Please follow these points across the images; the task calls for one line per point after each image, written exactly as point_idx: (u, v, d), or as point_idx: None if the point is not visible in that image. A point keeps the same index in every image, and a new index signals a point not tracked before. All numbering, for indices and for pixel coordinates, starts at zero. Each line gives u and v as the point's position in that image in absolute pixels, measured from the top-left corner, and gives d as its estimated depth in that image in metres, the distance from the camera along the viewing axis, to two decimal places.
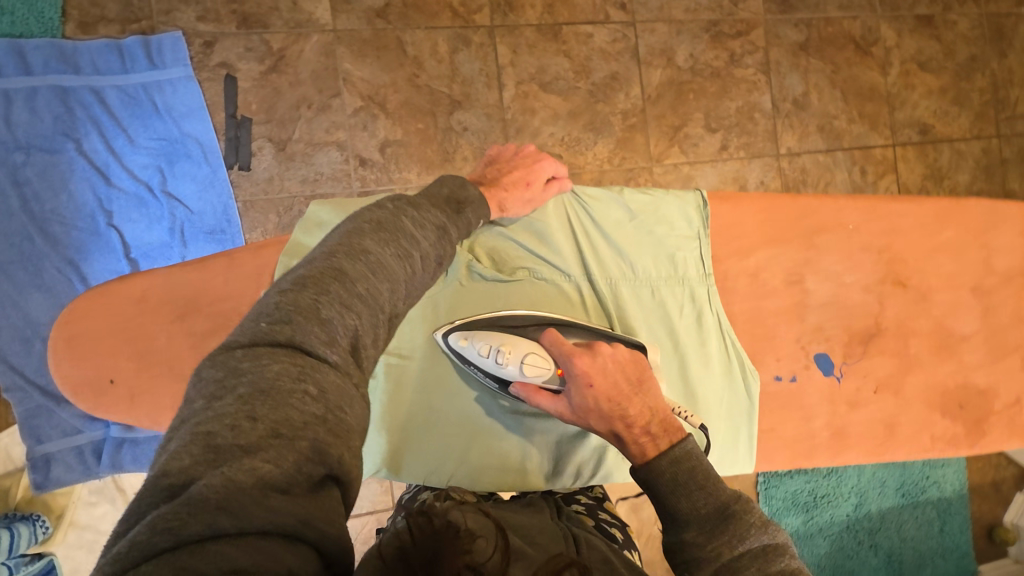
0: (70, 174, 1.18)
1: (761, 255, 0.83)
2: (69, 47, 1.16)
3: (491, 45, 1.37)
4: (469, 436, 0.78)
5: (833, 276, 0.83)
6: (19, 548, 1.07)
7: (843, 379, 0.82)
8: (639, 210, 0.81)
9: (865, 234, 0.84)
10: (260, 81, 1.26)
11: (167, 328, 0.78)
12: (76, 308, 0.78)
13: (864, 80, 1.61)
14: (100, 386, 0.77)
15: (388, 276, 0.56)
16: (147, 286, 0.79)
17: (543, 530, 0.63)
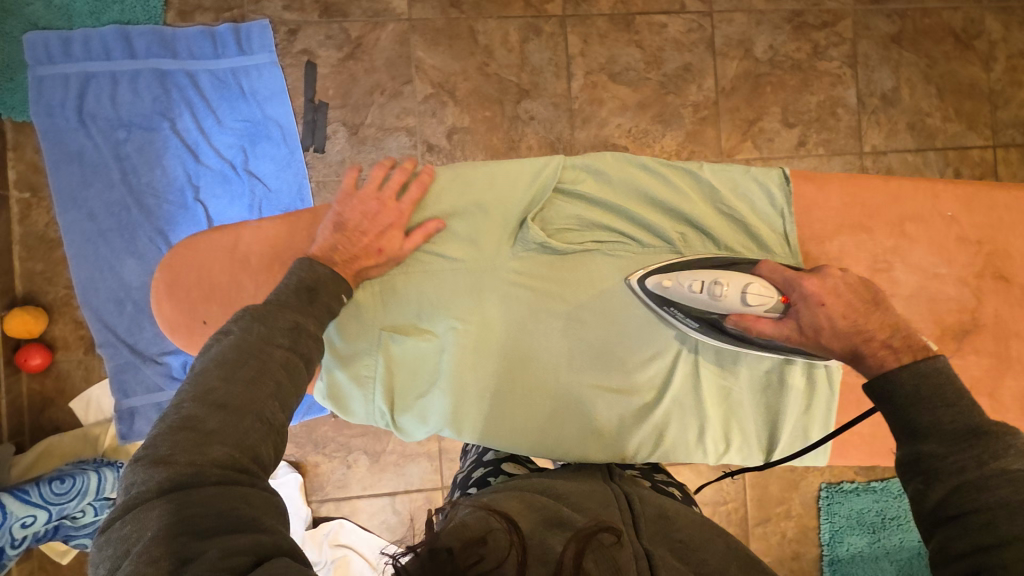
0: (165, 151, 1.27)
1: (844, 240, 0.77)
2: (169, 34, 1.25)
3: (561, 35, 1.37)
4: (537, 405, 0.78)
5: (924, 267, 0.77)
6: (104, 492, 1.15)
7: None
8: (720, 185, 0.78)
9: (965, 224, 0.78)
10: (338, 67, 1.31)
11: (254, 279, 0.76)
12: (172, 257, 0.78)
13: (962, 75, 1.49)
14: (193, 333, 0.76)
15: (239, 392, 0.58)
16: (238, 237, 0.78)
17: (592, 495, 0.70)
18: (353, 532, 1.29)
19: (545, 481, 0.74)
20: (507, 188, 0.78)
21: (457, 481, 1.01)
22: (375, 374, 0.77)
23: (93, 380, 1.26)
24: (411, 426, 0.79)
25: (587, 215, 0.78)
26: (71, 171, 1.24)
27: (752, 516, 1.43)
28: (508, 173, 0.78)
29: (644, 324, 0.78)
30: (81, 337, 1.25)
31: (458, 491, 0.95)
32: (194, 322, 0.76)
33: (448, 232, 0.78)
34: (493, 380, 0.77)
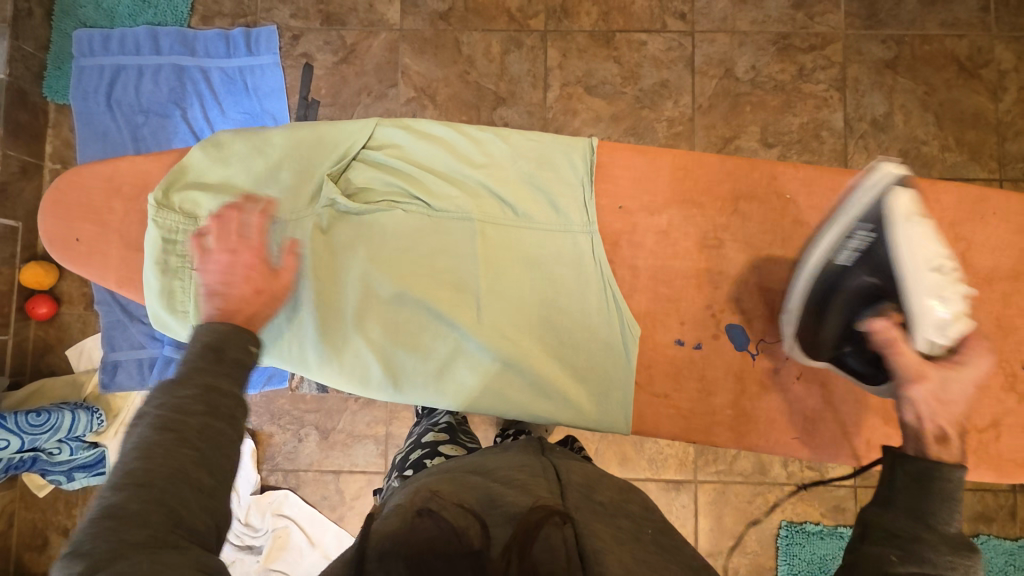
0: (174, 135, 1.42)
1: (673, 214, 0.85)
2: (190, 35, 1.43)
3: (541, 48, 1.44)
4: (350, 345, 0.81)
5: (754, 247, 0.84)
6: (75, 432, 1.27)
7: (758, 358, 0.83)
8: (521, 152, 0.85)
9: (802, 206, 0.83)
10: (332, 70, 1.44)
11: (124, 204, 0.85)
12: (59, 180, 0.86)
13: (967, 104, 1.42)
14: (68, 245, 0.83)
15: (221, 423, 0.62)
16: (116, 167, 0.86)
17: (523, 468, 0.70)
18: (296, 505, 1.35)
19: (479, 460, 0.75)
20: (324, 147, 0.84)
21: (394, 462, 1.04)
22: (187, 305, 0.80)
23: (88, 333, 1.41)
24: None
25: (396, 176, 0.85)
26: (94, 148, 1.41)
27: (701, 545, 1.36)
28: (323, 135, 0.85)
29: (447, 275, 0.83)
30: (83, 294, 1.41)
31: (394, 474, 0.98)
32: (66, 236, 0.84)
33: (269, 181, 0.83)
34: (302, 320, 0.81)
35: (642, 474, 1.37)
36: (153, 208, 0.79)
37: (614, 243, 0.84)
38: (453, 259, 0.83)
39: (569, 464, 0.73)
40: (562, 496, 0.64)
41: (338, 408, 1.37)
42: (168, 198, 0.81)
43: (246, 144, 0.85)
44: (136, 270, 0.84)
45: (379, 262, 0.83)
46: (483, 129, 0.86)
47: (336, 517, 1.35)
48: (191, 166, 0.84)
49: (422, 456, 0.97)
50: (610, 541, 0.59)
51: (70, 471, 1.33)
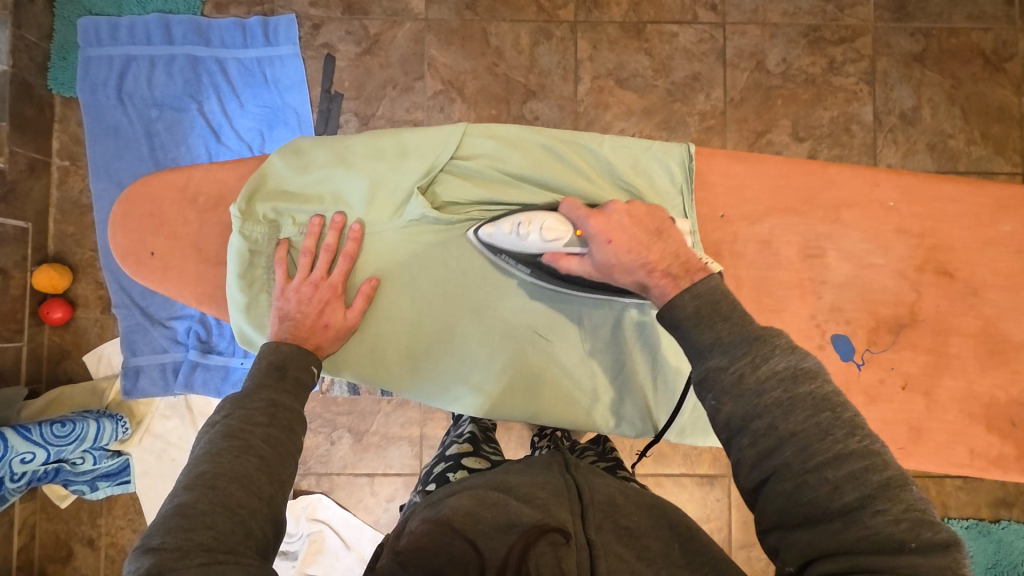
0: (190, 130, 1.36)
1: (775, 222, 0.80)
2: (204, 23, 1.36)
3: (572, 40, 1.40)
4: (439, 359, 0.82)
5: (860, 256, 0.80)
6: (100, 441, 1.23)
7: (864, 368, 0.79)
8: (617, 162, 0.81)
9: (905, 214, 0.79)
10: (355, 61, 1.39)
11: (201, 217, 0.81)
12: (128, 192, 0.82)
13: (992, 98, 1.43)
14: (138, 260, 0.80)
15: (275, 442, 0.65)
16: (189, 177, 0.82)
17: (544, 487, 0.68)
18: (330, 508, 1.33)
19: (500, 476, 0.71)
20: (410, 156, 0.80)
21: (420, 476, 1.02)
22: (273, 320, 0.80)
23: (106, 338, 1.35)
24: None
25: (483, 187, 0.81)
26: (105, 144, 1.35)
27: (736, 537, 1.37)
28: (407, 142, 0.81)
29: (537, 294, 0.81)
30: (100, 297, 1.35)
31: (419, 489, 0.96)
32: (138, 250, 0.81)
33: (352, 194, 0.80)
34: (390, 338, 0.81)
35: (678, 469, 1.38)
36: (238, 221, 0.77)
37: (716, 254, 0.80)
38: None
39: (600, 481, 0.70)
40: (586, 519, 0.64)
41: (371, 410, 1.35)
42: (251, 209, 0.78)
43: (328, 151, 0.81)
44: (216, 287, 0.82)
45: (467, 278, 0.81)
46: (577, 137, 0.82)
47: (371, 521, 1.33)
48: (271, 174, 0.80)
49: (446, 470, 0.94)
50: (630, 562, 0.61)
51: (93, 480, 1.29)
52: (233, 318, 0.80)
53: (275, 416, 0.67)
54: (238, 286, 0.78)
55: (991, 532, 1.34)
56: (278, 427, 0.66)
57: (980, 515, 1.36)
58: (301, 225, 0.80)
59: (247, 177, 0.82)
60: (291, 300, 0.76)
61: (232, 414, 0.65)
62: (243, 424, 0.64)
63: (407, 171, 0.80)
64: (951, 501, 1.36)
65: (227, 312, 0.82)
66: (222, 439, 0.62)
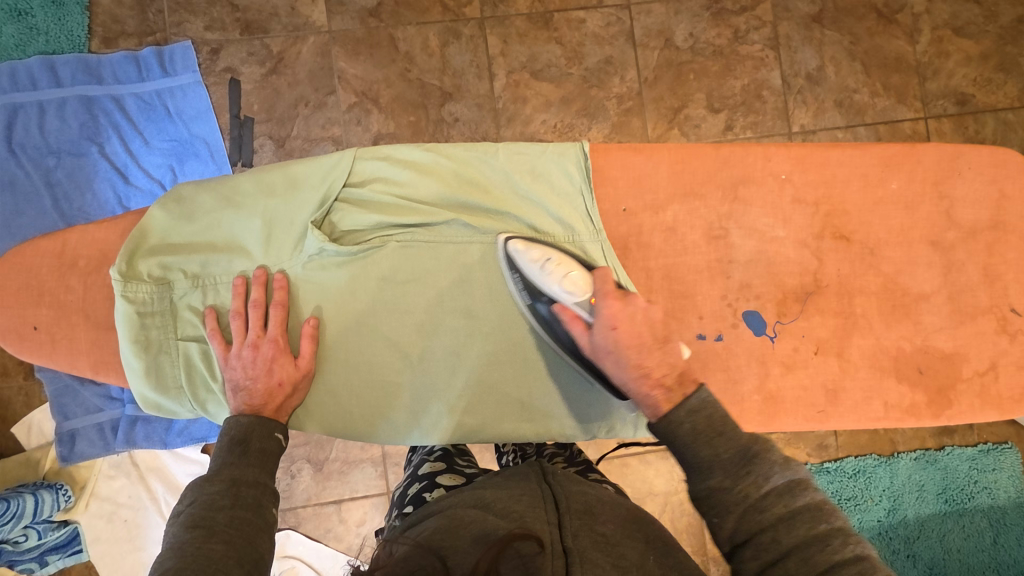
0: (95, 175, 1.29)
1: (677, 208, 0.83)
2: (93, 61, 1.29)
3: (481, 37, 1.39)
4: (367, 391, 0.80)
5: (761, 231, 0.82)
6: (41, 514, 1.17)
7: (777, 340, 0.82)
8: (512, 168, 0.81)
9: (798, 184, 0.83)
10: (261, 83, 1.34)
11: (86, 280, 0.79)
12: (2, 261, 0.80)
13: (888, 50, 1.50)
14: (25, 331, 0.78)
15: (241, 517, 0.63)
16: (64, 242, 0.80)
17: (521, 499, 0.69)
18: (300, 543, 1.30)
19: (478, 493, 0.72)
20: (299, 190, 0.79)
21: (392, 502, 0.94)
22: (179, 378, 0.78)
23: (34, 405, 1.27)
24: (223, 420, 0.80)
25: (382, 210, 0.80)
26: (3, 201, 1.26)
27: None
28: (295, 174, 0.79)
29: (452, 310, 0.81)
30: (21, 363, 1.27)
31: (395, 513, 0.88)
32: (23, 322, 0.78)
33: (246, 237, 0.79)
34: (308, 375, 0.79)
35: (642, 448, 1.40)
36: (119, 284, 0.76)
37: (625, 247, 0.83)
38: (453, 291, 0.81)
39: (574, 490, 0.72)
40: (562, 528, 0.65)
41: (328, 438, 1.32)
42: (134, 268, 0.77)
43: (211, 195, 0.80)
44: (109, 352, 0.79)
45: (378, 303, 0.80)
46: (468, 149, 0.82)
47: (344, 548, 1.31)
48: (153, 228, 0.79)
49: (421, 491, 0.89)
50: (607, 568, 0.61)
51: (42, 556, 1.23)
52: (131, 384, 0.78)
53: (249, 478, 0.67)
54: (132, 350, 0.76)
55: (935, 461, 1.42)
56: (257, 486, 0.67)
57: (925, 447, 1.44)
58: (193, 275, 0.79)
59: (127, 232, 0.80)
60: (238, 367, 0.75)
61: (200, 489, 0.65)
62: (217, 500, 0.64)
63: (297, 205, 0.79)
64: (897, 439, 1.43)
65: (126, 378, 0.80)
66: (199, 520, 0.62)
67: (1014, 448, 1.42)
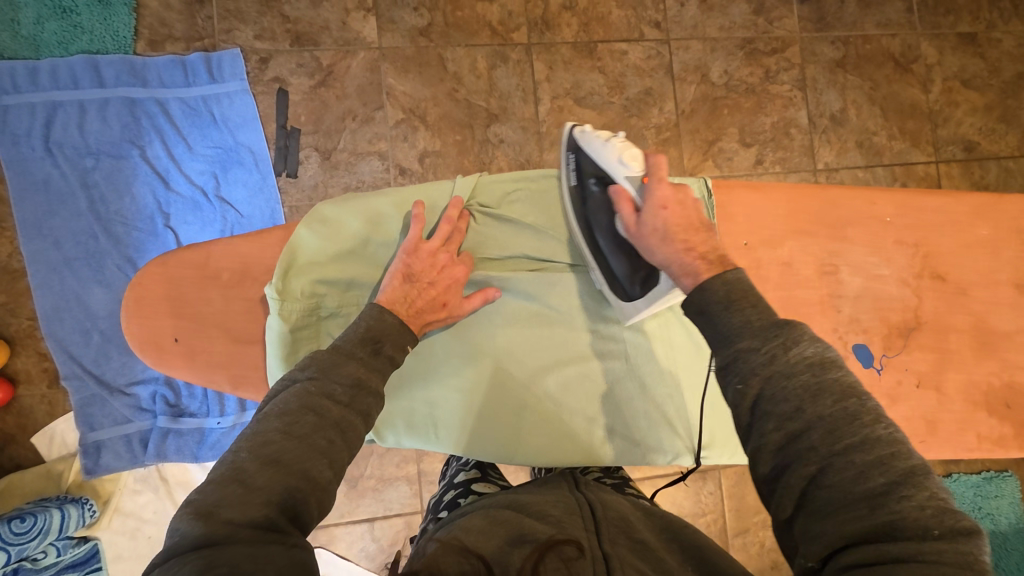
0: (134, 179, 1.27)
1: (791, 245, 0.85)
2: (139, 63, 1.27)
3: (528, 62, 1.42)
4: (482, 411, 0.81)
5: (868, 269, 0.86)
6: (67, 530, 1.12)
7: (883, 372, 0.85)
8: None
9: (899, 227, 0.87)
10: (309, 94, 1.34)
11: (224, 294, 0.78)
12: (140, 275, 0.78)
13: (904, 97, 1.59)
14: (164, 345, 0.76)
15: (300, 449, 0.56)
16: (208, 253, 0.79)
17: (558, 505, 0.71)
18: (330, 562, 1.28)
19: (511, 497, 0.74)
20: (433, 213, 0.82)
21: (429, 506, 1.00)
22: None
23: (56, 415, 1.22)
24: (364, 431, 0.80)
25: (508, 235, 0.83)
26: (36, 200, 1.23)
27: (731, 526, 1.44)
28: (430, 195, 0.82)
29: (567, 333, 0.83)
30: (44, 370, 1.22)
31: (429, 517, 0.94)
32: (162, 335, 0.77)
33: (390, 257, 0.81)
34: (438, 395, 0.81)
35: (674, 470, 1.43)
36: (275, 301, 0.75)
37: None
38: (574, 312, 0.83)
39: (609, 499, 0.73)
40: (599, 536, 0.66)
41: (363, 454, 1.30)
42: (288, 286, 0.76)
43: (357, 214, 0.80)
44: (248, 366, 0.78)
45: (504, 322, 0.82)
46: None
47: (375, 568, 1.28)
48: (301, 246, 0.77)
49: (455, 497, 0.93)
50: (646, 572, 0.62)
51: None
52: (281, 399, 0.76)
53: (261, 497, 0.51)
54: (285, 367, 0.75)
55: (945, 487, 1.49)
56: (265, 487, 0.52)
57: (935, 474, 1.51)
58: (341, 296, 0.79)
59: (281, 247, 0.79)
60: (421, 266, 0.75)
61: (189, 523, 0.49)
62: (221, 527, 0.49)
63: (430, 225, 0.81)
64: None
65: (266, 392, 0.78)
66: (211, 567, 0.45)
67: (1014, 475, 1.51)
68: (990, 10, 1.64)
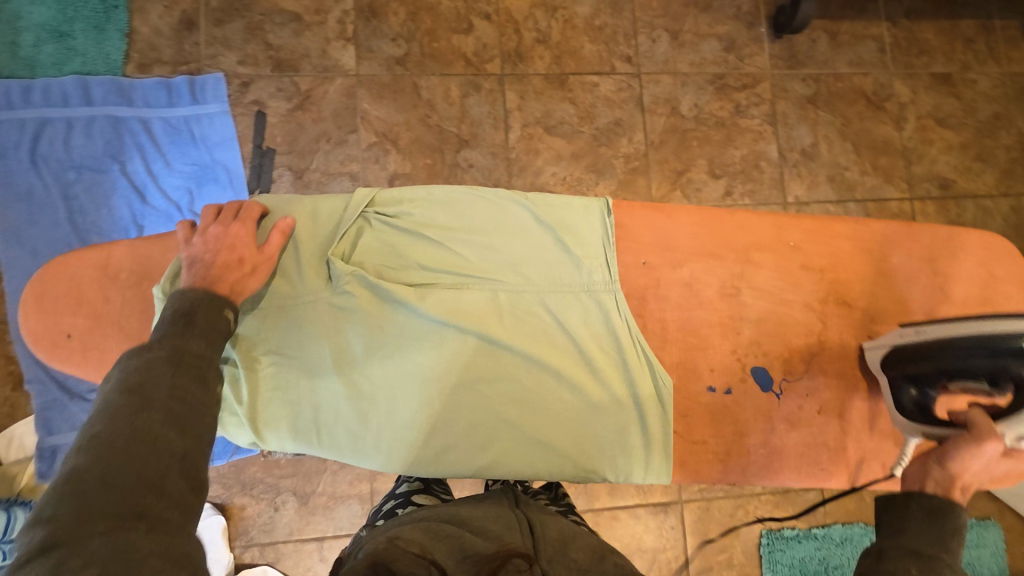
0: (112, 192, 1.32)
1: (695, 266, 0.88)
2: (126, 84, 1.34)
3: (500, 91, 1.47)
4: (362, 416, 0.79)
5: (773, 292, 0.89)
6: (10, 534, 1.11)
7: (782, 397, 0.86)
8: (544, 214, 0.86)
9: (807, 253, 0.90)
10: (287, 116, 1.40)
11: (124, 293, 0.82)
12: (42, 274, 0.82)
13: (877, 133, 1.61)
14: (59, 341, 0.80)
15: (157, 437, 0.58)
16: (110, 254, 0.83)
17: (498, 520, 0.71)
18: None
19: (450, 510, 0.73)
20: (328, 219, 0.84)
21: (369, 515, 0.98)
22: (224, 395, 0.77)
23: (17, 418, 1.25)
24: (236, 435, 0.78)
25: (404, 243, 0.84)
26: (17, 209, 1.28)
27: (694, 564, 1.40)
28: (326, 207, 0.85)
29: (457, 342, 0.81)
30: (10, 373, 1.26)
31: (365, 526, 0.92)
32: (59, 332, 0.80)
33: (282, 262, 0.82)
34: (325, 403, 0.79)
35: (632, 501, 1.39)
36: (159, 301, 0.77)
37: (641, 299, 0.87)
38: (467, 324, 0.81)
39: (547, 520, 0.73)
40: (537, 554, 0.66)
41: (317, 470, 1.30)
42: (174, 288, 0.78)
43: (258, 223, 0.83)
44: None
45: (395, 332, 0.81)
46: (497, 191, 0.87)
47: None
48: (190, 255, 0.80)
49: (394, 507, 0.91)
50: None
51: None
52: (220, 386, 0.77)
53: (125, 486, 0.54)
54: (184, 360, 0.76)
55: None
56: (137, 484, 0.54)
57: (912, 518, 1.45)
58: None
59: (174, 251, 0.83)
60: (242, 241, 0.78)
61: (67, 513, 0.51)
62: (119, 521, 0.52)
63: (323, 231, 0.84)
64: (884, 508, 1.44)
65: None
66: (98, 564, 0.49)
67: (997, 524, 1.44)
68: (964, 52, 1.66)
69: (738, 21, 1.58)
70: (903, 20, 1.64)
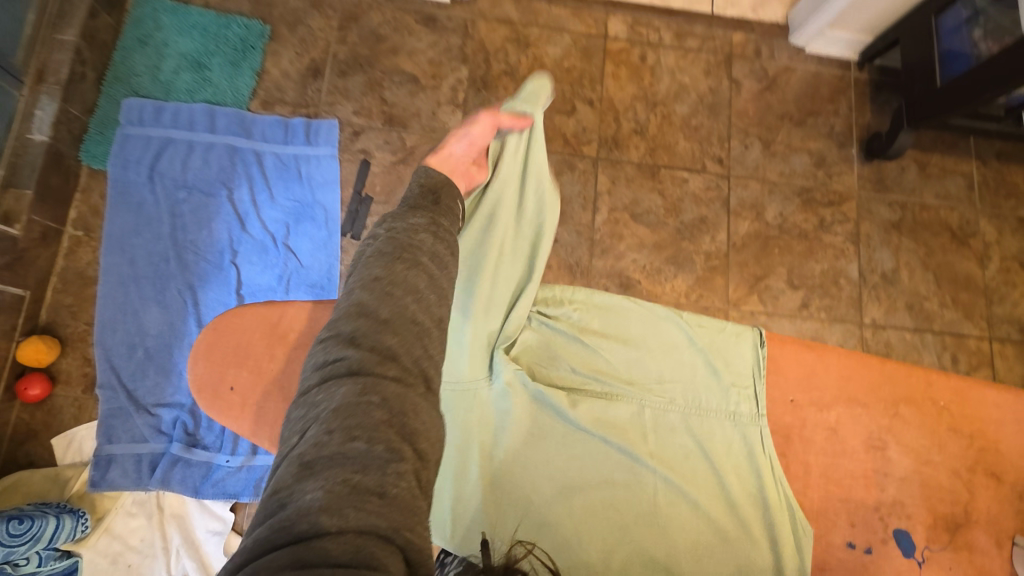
0: (216, 216, 1.38)
1: (840, 411, 0.86)
2: (249, 118, 1.42)
3: (592, 173, 1.52)
4: (496, 515, 0.78)
5: (918, 451, 0.85)
6: (55, 541, 1.11)
7: (925, 566, 0.80)
8: (696, 337, 0.90)
9: (956, 415, 0.86)
10: (389, 168, 1.45)
11: (289, 353, 0.85)
12: (214, 324, 0.85)
13: (959, 268, 1.60)
14: (221, 391, 0.82)
15: (411, 317, 0.59)
16: (282, 313, 0.87)
17: None
18: None
19: None
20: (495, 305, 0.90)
21: None
22: None
23: (81, 420, 1.27)
24: None
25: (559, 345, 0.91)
26: (126, 218, 1.34)
27: None
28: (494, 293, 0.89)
29: (599, 454, 0.83)
30: (84, 375, 1.28)
31: None
32: (221, 382, 0.82)
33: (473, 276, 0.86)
34: (464, 494, 0.79)
35: None
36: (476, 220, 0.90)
37: (786, 436, 0.85)
38: (613, 434, 0.83)
39: None
40: None
41: None
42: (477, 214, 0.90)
43: None
44: None
45: (542, 431, 0.83)
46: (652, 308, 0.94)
47: None
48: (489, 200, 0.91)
49: None
50: None
51: None
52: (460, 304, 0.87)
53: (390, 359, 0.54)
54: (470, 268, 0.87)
55: None
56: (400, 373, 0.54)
57: None
58: None
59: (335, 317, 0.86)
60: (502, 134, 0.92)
61: (345, 387, 0.51)
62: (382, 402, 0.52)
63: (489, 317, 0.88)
64: None
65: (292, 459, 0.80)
66: (338, 417, 0.49)
67: None
68: None
69: (830, 139, 1.62)
70: (994, 161, 1.66)
